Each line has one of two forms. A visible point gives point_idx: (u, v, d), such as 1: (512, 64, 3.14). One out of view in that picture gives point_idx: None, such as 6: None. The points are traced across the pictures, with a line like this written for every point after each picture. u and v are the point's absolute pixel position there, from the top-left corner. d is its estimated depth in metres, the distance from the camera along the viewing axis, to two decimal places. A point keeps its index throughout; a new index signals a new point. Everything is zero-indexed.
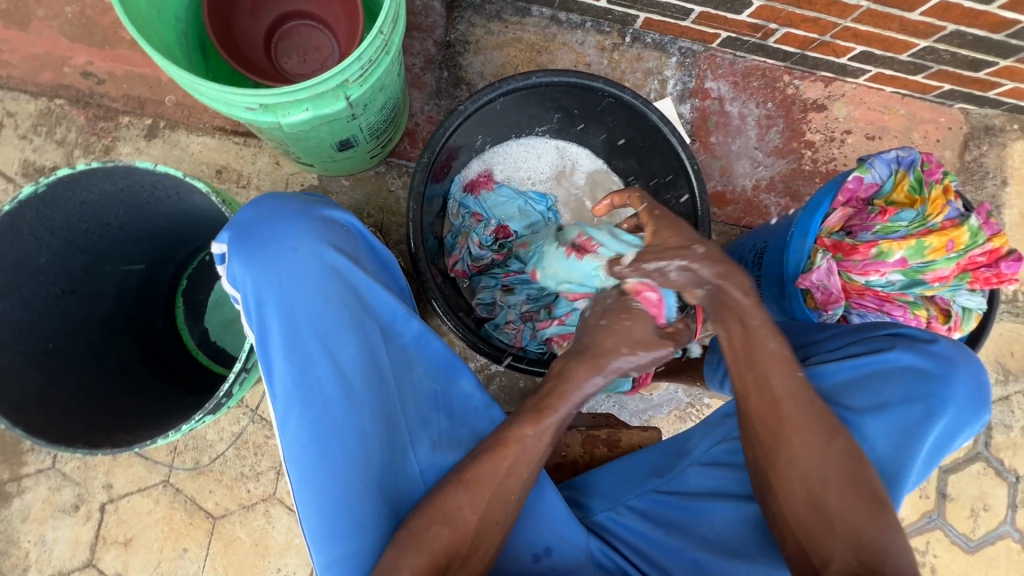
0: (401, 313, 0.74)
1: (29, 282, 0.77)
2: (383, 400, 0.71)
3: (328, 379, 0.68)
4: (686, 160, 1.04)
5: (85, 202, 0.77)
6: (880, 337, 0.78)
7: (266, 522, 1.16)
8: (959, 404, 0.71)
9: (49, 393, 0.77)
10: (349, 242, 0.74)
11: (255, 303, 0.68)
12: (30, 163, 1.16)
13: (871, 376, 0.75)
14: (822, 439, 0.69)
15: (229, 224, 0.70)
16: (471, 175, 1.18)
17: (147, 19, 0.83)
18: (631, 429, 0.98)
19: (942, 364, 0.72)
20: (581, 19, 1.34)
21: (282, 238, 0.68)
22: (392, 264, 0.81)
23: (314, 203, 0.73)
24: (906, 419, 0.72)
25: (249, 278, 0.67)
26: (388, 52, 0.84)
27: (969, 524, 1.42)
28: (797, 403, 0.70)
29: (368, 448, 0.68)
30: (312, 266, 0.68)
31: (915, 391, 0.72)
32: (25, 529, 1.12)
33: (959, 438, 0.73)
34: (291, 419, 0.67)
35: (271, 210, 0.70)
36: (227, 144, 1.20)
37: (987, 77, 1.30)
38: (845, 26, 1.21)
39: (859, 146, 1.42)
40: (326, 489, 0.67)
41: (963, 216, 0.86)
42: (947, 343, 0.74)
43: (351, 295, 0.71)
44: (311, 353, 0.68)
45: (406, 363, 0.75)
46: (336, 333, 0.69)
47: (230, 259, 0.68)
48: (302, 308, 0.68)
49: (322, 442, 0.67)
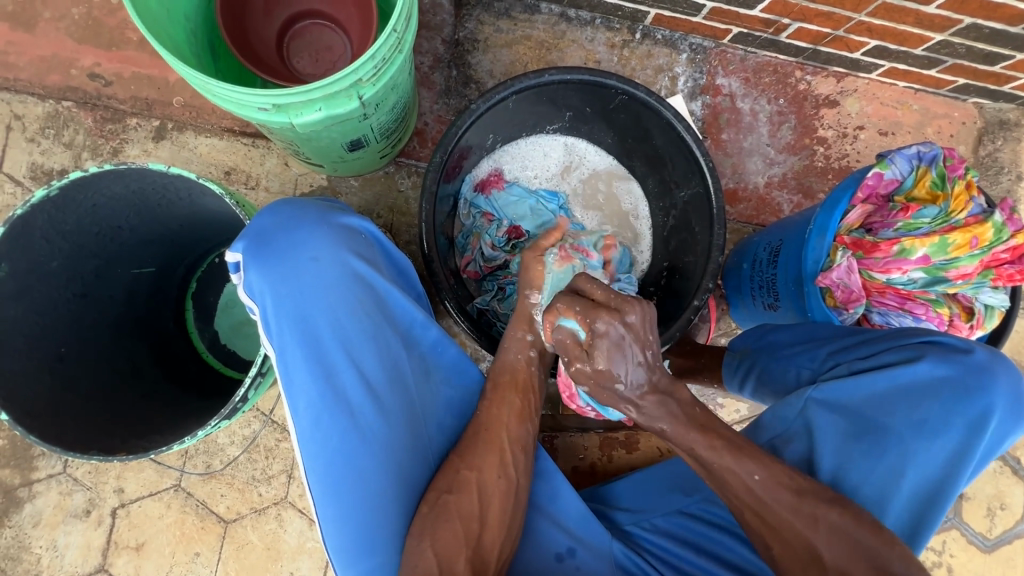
0: (419, 319, 0.73)
1: (41, 286, 0.76)
2: (408, 409, 0.70)
3: (353, 391, 0.66)
4: (700, 156, 1.02)
5: (96, 206, 0.76)
6: (913, 346, 0.76)
7: (278, 526, 1.15)
8: (998, 415, 0.70)
9: (62, 398, 0.76)
10: (368, 248, 0.73)
11: (275, 314, 0.66)
12: (37, 165, 1.15)
13: (906, 388, 0.74)
14: (806, 523, 0.67)
15: (244, 232, 0.68)
16: (481, 174, 1.16)
17: (158, 20, 0.83)
18: (650, 432, 0.96)
19: (979, 374, 0.71)
20: (590, 16, 1.32)
21: (299, 247, 0.66)
22: (410, 271, 0.80)
23: (332, 209, 0.72)
24: (942, 431, 0.71)
25: (267, 289, 0.66)
26: (401, 50, 0.83)
27: (985, 523, 1.41)
28: (774, 503, 0.68)
29: (393, 457, 0.68)
30: (331, 275, 0.67)
31: (951, 403, 0.71)
32: (37, 534, 1.11)
33: (998, 448, 0.72)
34: (316, 434, 0.65)
35: (288, 218, 0.68)
36: (236, 145, 1.19)
37: (1003, 70, 1.28)
38: (859, 20, 1.19)
39: (872, 142, 1.41)
40: (351, 504, 0.65)
41: (987, 212, 0.84)
42: (982, 351, 0.73)
43: (374, 303, 0.70)
44: (336, 365, 0.66)
45: (424, 369, 0.74)
46: (361, 344, 0.68)
47: (248, 268, 0.66)
48: (323, 318, 0.66)
49: (348, 455, 0.65)
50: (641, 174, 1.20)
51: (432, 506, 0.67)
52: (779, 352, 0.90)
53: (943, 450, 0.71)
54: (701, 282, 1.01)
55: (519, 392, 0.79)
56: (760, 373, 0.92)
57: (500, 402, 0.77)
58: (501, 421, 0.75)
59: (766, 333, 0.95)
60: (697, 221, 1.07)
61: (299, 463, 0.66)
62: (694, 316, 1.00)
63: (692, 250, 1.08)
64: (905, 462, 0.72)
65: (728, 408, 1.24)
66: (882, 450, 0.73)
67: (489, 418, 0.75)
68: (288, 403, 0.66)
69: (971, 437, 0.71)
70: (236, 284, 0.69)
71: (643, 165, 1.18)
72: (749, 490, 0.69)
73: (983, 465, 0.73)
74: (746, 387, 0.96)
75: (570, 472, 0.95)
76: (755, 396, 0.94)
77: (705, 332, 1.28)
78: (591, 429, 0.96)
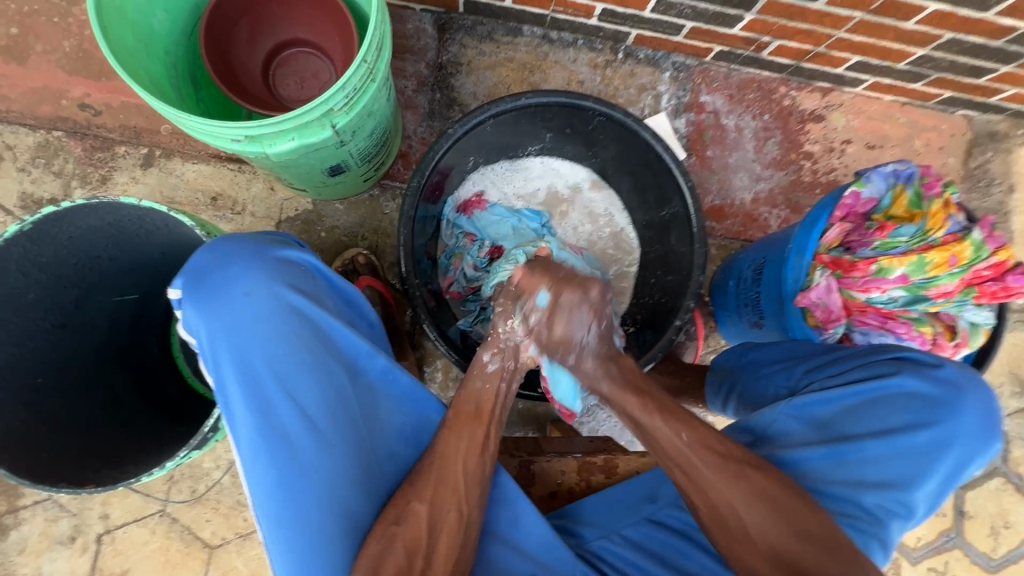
0: (365, 349, 0.72)
1: (18, 318, 0.77)
2: (354, 443, 0.69)
3: (293, 424, 0.66)
4: (681, 176, 1.01)
5: (73, 237, 0.77)
6: (883, 361, 0.75)
7: (263, 551, 1.15)
8: (967, 431, 0.69)
9: (37, 429, 0.76)
10: (307, 279, 0.72)
11: (212, 351, 0.66)
12: (28, 195, 1.17)
13: (874, 402, 0.73)
14: (726, 479, 0.69)
15: (183, 269, 0.68)
16: (464, 196, 1.17)
17: (135, 55, 0.84)
18: (628, 455, 0.93)
19: (947, 390, 0.71)
20: (573, 37, 1.33)
21: (232, 281, 0.66)
22: (360, 301, 0.79)
23: (271, 242, 0.71)
24: (909, 446, 0.70)
25: (203, 325, 0.66)
26: (373, 79, 0.84)
27: (989, 542, 1.40)
28: (697, 458, 0.71)
29: (339, 491, 0.67)
30: (268, 309, 0.67)
31: (918, 415, 0.70)
32: (22, 561, 1.11)
33: (968, 467, 0.71)
34: (258, 468, 0.65)
35: (224, 253, 0.67)
36: (222, 171, 1.21)
37: (988, 83, 1.28)
38: (839, 37, 1.19)
39: (860, 155, 1.41)
40: (296, 533, 0.65)
41: (967, 229, 0.82)
42: (953, 367, 0.72)
43: (315, 337, 0.69)
44: (274, 396, 0.66)
45: (372, 398, 0.73)
46: (304, 374, 0.67)
47: (184, 305, 0.66)
48: (260, 351, 0.66)
49: (289, 485, 0.65)
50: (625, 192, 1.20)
51: (380, 538, 0.67)
52: (761, 370, 0.88)
53: (910, 467, 0.69)
54: (683, 302, 1.01)
55: (480, 423, 0.79)
56: (740, 393, 0.90)
57: (459, 433, 0.77)
58: (460, 454, 0.75)
59: (750, 350, 0.92)
60: (679, 242, 1.07)
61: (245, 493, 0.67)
62: (678, 335, 0.98)
63: (674, 269, 1.08)
64: (868, 474, 0.70)
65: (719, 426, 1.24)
66: (846, 465, 0.71)
67: (447, 448, 0.75)
68: (231, 436, 0.66)
69: (939, 452, 0.69)
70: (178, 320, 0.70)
71: (626, 184, 1.17)
72: (675, 446, 0.73)
73: (951, 485, 0.70)
74: (729, 408, 0.93)
75: (545, 499, 0.89)
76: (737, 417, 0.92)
77: (693, 352, 1.27)
78: (568, 453, 0.92)
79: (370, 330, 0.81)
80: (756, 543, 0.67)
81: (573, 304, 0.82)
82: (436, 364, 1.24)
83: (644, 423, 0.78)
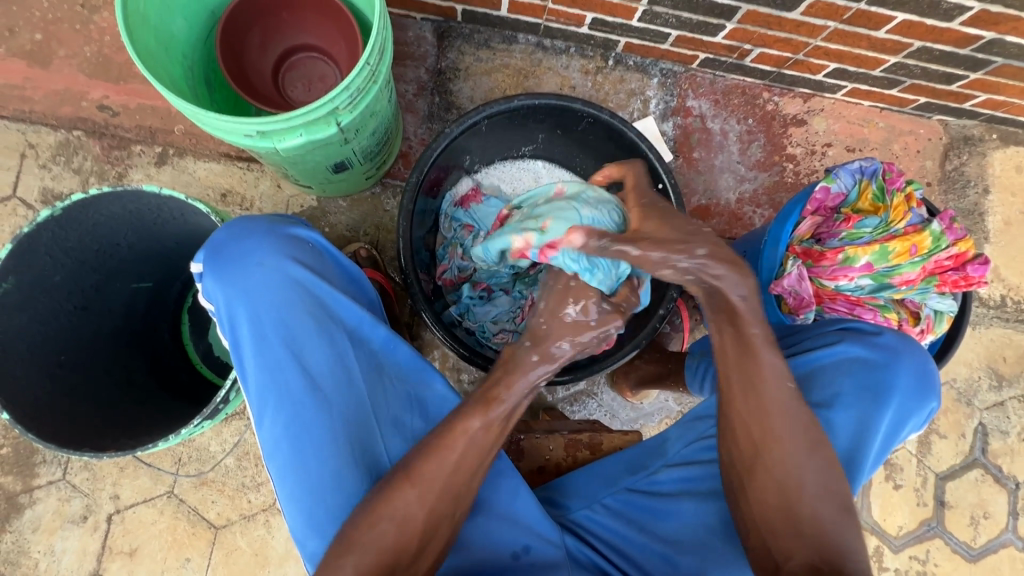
0: (366, 319, 0.77)
1: (44, 299, 0.83)
2: (355, 408, 0.75)
3: (299, 385, 0.73)
4: (664, 174, 1.08)
5: (97, 224, 0.84)
6: (831, 333, 0.83)
7: (266, 532, 1.20)
8: (905, 391, 0.76)
9: (60, 402, 0.83)
10: (314, 255, 0.78)
11: (229, 317, 0.74)
12: (48, 190, 1.24)
13: (822, 368, 0.80)
14: (803, 448, 0.72)
15: (205, 244, 0.76)
16: (462, 190, 1.22)
17: (155, 57, 0.91)
18: (612, 432, 0.99)
19: (886, 354, 0.77)
20: (565, 45, 1.41)
21: (247, 254, 0.74)
22: (362, 277, 0.84)
23: (282, 220, 0.78)
24: (852, 406, 0.76)
25: (221, 292, 0.73)
26: (376, 81, 0.91)
27: (969, 532, 1.44)
28: (793, 416, 0.72)
29: (341, 452, 0.73)
30: (277, 279, 0.74)
31: (861, 378, 0.77)
32: (36, 539, 1.16)
33: (906, 423, 0.78)
34: (270, 424, 0.73)
35: (239, 230, 0.75)
36: (232, 168, 1.27)
37: (960, 89, 1.35)
38: (815, 45, 1.26)
39: (840, 158, 1.48)
40: (303, 485, 0.72)
41: (926, 221, 0.89)
42: (891, 334, 0.80)
43: (319, 307, 0.75)
44: (282, 359, 0.73)
45: (376, 364, 0.79)
46: (308, 340, 0.74)
47: (205, 276, 0.74)
48: (270, 317, 0.73)
49: (295, 441, 0.72)
50: None
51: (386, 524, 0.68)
52: None
53: (854, 426, 0.76)
54: (666, 291, 1.06)
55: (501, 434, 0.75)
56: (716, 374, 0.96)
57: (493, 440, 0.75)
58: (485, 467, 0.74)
59: None
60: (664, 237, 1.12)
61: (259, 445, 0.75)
62: (660, 324, 1.03)
63: None
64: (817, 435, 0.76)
65: None
66: None
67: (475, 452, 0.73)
68: (247, 394, 0.75)
69: (880, 411, 0.76)
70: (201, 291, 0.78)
71: None
72: (775, 398, 0.73)
73: (892, 441, 0.77)
74: (706, 390, 0.98)
75: (534, 474, 0.94)
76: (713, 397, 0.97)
77: (678, 341, 1.32)
78: (557, 431, 0.98)
79: (370, 305, 0.84)
80: (797, 509, 0.71)
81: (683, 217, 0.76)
82: (433, 354, 1.29)
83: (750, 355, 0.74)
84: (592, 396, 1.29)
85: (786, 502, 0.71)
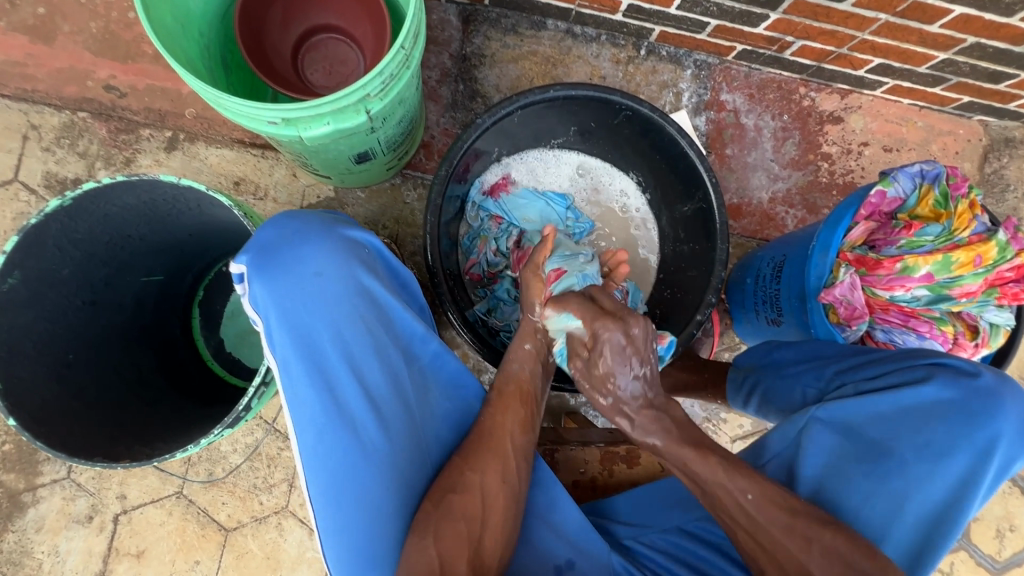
0: (419, 332, 0.75)
1: (51, 294, 0.78)
2: (409, 424, 0.71)
3: (358, 404, 0.68)
4: (704, 172, 1.02)
5: (108, 215, 0.78)
6: (919, 367, 0.77)
7: (278, 535, 1.15)
8: (1006, 442, 0.71)
9: (69, 405, 0.77)
10: (370, 261, 0.74)
11: (281, 328, 0.68)
12: (52, 174, 1.18)
13: (911, 410, 0.75)
14: (778, 524, 0.69)
15: (249, 244, 0.70)
16: (490, 178, 1.18)
17: (172, 34, 0.85)
18: (650, 446, 0.97)
19: (986, 399, 0.72)
20: (596, 32, 1.34)
21: (303, 260, 0.68)
22: (412, 283, 0.81)
23: (337, 222, 0.74)
24: (946, 454, 0.72)
25: (271, 299, 0.67)
26: (408, 67, 0.85)
27: (994, 544, 1.41)
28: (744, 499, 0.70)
29: (396, 469, 0.69)
30: (337, 289, 0.69)
31: (957, 425, 0.72)
32: (39, 539, 1.12)
33: (1004, 474, 0.72)
34: (320, 446, 0.68)
35: (294, 231, 0.70)
36: (246, 156, 1.21)
37: (1007, 89, 1.28)
38: (862, 38, 1.19)
39: (877, 158, 1.41)
40: (353, 512, 0.67)
41: (991, 230, 0.85)
42: (991, 376, 0.74)
43: (377, 318, 0.71)
44: (338, 376, 0.68)
45: (425, 383, 0.76)
46: (366, 356, 0.69)
47: (252, 279, 0.68)
48: (326, 328, 0.68)
49: (349, 463, 0.67)
50: (647, 186, 1.20)
51: (436, 505, 0.68)
52: (784, 372, 0.91)
53: (948, 476, 0.72)
54: (704, 297, 1.02)
55: (524, 403, 0.81)
56: (763, 392, 0.93)
57: (504, 408, 0.79)
58: (506, 427, 0.77)
59: (773, 351, 0.96)
60: (700, 238, 1.08)
61: (301, 471, 0.69)
62: (697, 331, 1.00)
63: (695, 265, 1.10)
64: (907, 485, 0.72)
65: (731, 423, 1.27)
66: (883, 470, 0.73)
67: (494, 423, 0.77)
68: (292, 413, 0.69)
69: (976, 461, 0.71)
70: (240, 294, 0.71)
71: (648, 177, 1.18)
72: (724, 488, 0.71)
73: (990, 491, 0.72)
74: (751, 403, 0.96)
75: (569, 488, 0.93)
76: (760, 412, 0.95)
77: (709, 347, 1.26)
78: (592, 443, 0.96)
79: (420, 311, 0.82)
80: None
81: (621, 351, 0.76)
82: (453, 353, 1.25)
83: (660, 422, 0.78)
84: None
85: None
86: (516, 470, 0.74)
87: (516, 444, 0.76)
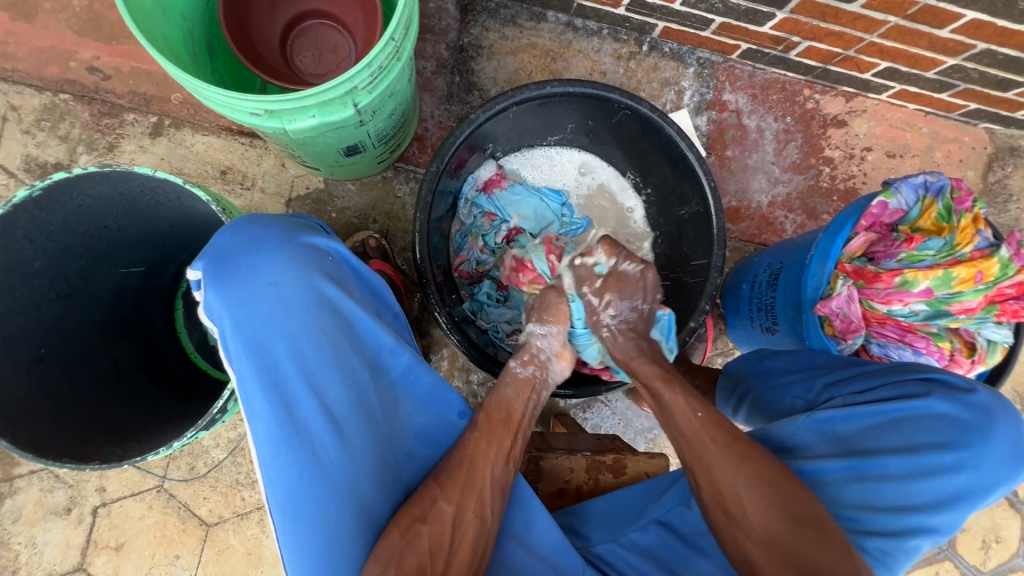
0: (387, 345, 0.73)
1: (22, 286, 0.75)
2: (376, 440, 0.70)
3: (316, 421, 0.67)
4: (702, 175, 0.99)
5: (81, 206, 0.75)
6: (914, 382, 0.75)
7: (259, 531, 1.14)
8: (995, 460, 0.69)
9: (39, 401, 0.75)
10: (335, 269, 0.72)
11: (237, 343, 0.66)
12: (32, 158, 1.14)
13: (901, 419, 0.73)
14: (730, 461, 0.70)
15: (204, 251, 0.67)
16: (485, 174, 1.15)
17: (151, 17, 0.81)
18: (637, 456, 0.96)
19: (979, 415, 0.71)
20: (597, 26, 1.30)
21: (258, 271, 0.66)
22: (384, 291, 0.79)
23: (298, 229, 0.71)
24: (934, 467, 0.70)
25: (224, 310, 0.65)
26: (399, 58, 0.82)
27: (980, 556, 1.39)
28: (706, 435, 0.73)
29: (357, 490, 0.68)
30: (294, 300, 0.67)
31: (948, 436, 0.70)
32: (16, 530, 1.10)
33: (992, 494, 0.70)
34: (277, 463, 0.66)
35: (251, 239, 0.67)
36: (233, 144, 1.18)
37: (1015, 97, 1.25)
38: (870, 41, 1.16)
39: (880, 163, 1.38)
40: (313, 532, 0.65)
41: (994, 246, 0.82)
42: (985, 393, 0.73)
43: (338, 328, 0.69)
44: (296, 393, 0.66)
45: (394, 398, 0.74)
46: (324, 372, 0.67)
47: (206, 288, 0.66)
48: (282, 342, 0.66)
49: (306, 482, 0.66)
50: (643, 185, 1.18)
51: (403, 532, 0.67)
52: (777, 379, 0.89)
53: (937, 489, 0.69)
54: (698, 303, 0.99)
55: (510, 431, 0.79)
56: (754, 401, 0.92)
57: (490, 437, 0.77)
58: (489, 458, 0.75)
59: (763, 359, 0.94)
60: (697, 240, 1.05)
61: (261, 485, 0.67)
62: (691, 338, 0.98)
63: (689, 270, 1.08)
64: (890, 490, 0.70)
65: None
66: (869, 478, 0.71)
67: (475, 450, 0.75)
68: (249, 429, 0.67)
69: (966, 475, 0.69)
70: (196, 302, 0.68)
71: (645, 178, 1.16)
72: (689, 425, 0.75)
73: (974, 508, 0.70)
74: (740, 412, 0.95)
75: (554, 496, 0.91)
76: (749, 421, 0.94)
77: (700, 351, 1.27)
78: (578, 451, 0.94)
79: (394, 320, 0.80)
80: (759, 532, 0.67)
81: (630, 274, 0.89)
82: (442, 352, 1.23)
83: (665, 396, 0.80)
84: (606, 405, 1.23)
85: (739, 522, 0.69)
86: (493, 505, 0.73)
87: (495, 476, 0.74)
